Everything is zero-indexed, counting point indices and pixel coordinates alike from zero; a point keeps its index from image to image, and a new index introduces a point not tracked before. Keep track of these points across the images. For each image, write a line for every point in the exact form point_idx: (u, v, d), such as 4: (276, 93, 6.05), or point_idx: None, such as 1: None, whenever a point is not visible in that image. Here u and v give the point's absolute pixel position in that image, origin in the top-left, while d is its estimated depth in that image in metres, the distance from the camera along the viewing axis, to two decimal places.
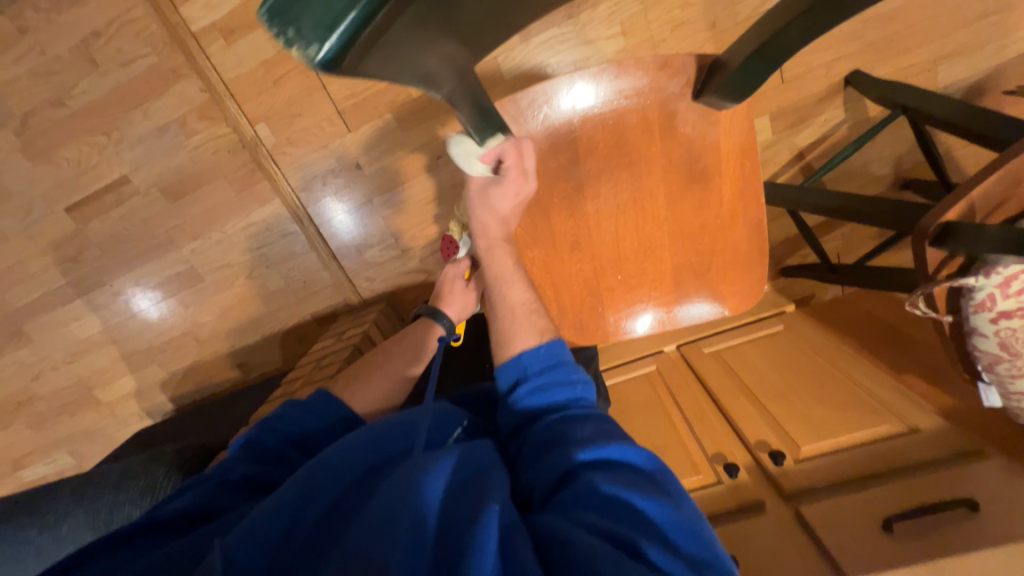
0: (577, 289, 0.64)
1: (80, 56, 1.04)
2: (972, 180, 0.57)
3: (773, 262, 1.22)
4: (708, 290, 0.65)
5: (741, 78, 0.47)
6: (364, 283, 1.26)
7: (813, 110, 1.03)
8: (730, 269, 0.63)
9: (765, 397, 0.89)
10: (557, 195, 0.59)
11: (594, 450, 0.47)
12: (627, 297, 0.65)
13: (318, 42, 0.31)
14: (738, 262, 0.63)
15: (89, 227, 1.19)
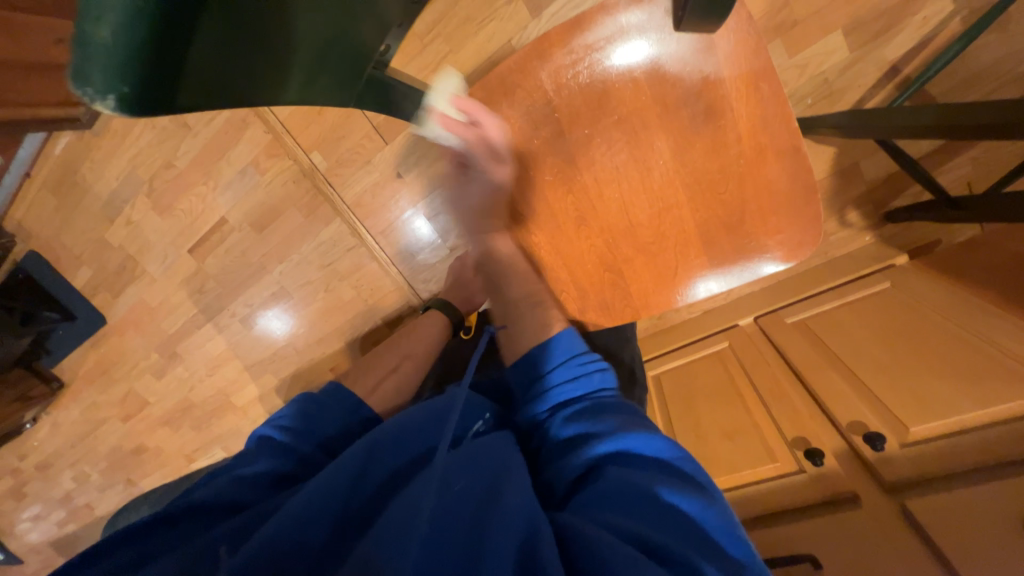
0: (595, 269, 0.60)
1: (177, 123, 1.26)
2: None
3: (873, 207, 1.00)
4: (745, 241, 0.57)
5: None
6: (422, 285, 1.33)
7: (904, 10, 0.82)
8: (767, 212, 0.56)
9: (858, 368, 0.75)
10: (550, 171, 0.57)
11: (615, 441, 0.43)
12: (651, 267, 0.60)
13: (112, 92, 0.28)
14: (775, 205, 0.55)
15: (206, 263, 1.43)
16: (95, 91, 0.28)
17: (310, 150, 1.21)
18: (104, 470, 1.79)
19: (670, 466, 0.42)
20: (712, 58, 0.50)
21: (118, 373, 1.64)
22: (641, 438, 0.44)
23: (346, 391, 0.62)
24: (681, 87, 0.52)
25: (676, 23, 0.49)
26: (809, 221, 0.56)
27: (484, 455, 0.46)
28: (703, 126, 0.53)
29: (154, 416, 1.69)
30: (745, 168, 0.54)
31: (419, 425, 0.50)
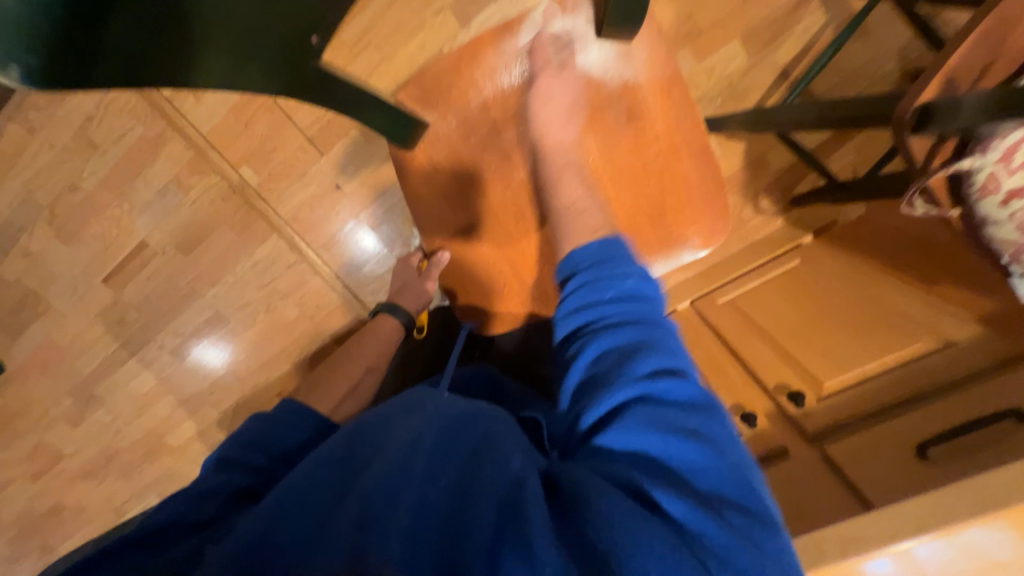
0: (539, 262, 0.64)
1: (81, 141, 1.15)
2: (949, 46, 0.49)
3: (781, 193, 1.12)
4: (668, 229, 0.63)
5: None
6: (370, 297, 1.30)
7: (787, 21, 0.94)
8: (685, 202, 0.62)
9: (779, 335, 0.84)
10: (488, 170, 0.60)
11: (640, 388, 0.40)
12: None
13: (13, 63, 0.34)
14: (690, 197, 0.61)
15: (125, 292, 1.31)
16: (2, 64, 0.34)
17: (239, 164, 1.16)
18: (12, 540, 1.56)
19: (691, 416, 0.40)
20: (627, 61, 0.55)
21: (22, 426, 1.45)
22: (667, 389, 0.41)
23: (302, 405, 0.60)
24: (604, 89, 0.56)
25: (598, 29, 0.53)
26: (722, 204, 0.62)
27: (467, 435, 0.45)
28: (624, 124, 0.58)
29: (71, 470, 1.50)
30: (664, 160, 0.60)
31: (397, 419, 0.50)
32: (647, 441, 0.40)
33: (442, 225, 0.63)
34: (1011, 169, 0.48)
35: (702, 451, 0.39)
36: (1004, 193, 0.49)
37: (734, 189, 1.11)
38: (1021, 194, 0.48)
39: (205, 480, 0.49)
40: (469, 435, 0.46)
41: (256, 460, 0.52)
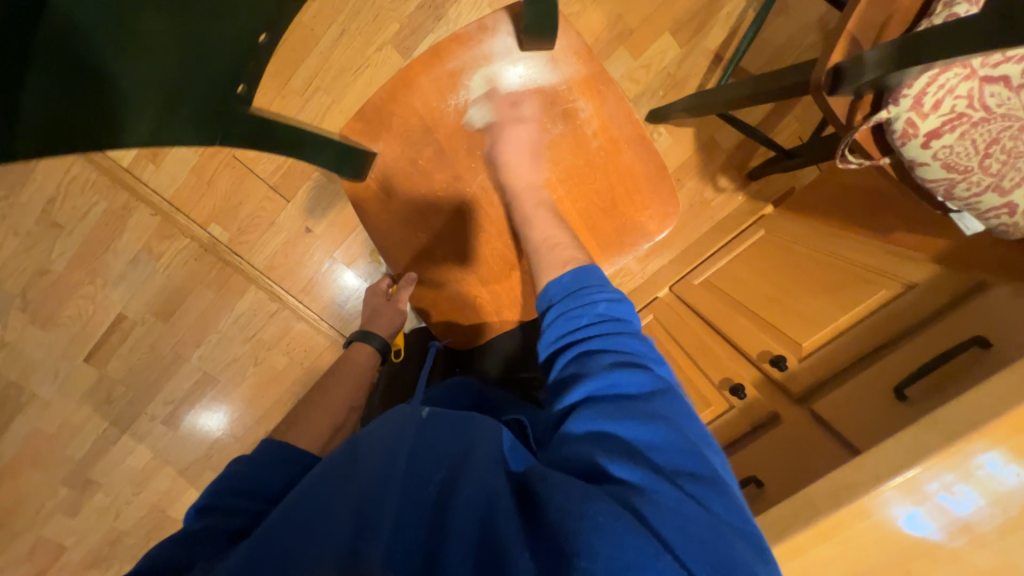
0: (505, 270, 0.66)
1: (46, 225, 1.15)
2: (846, 12, 0.53)
3: (738, 170, 1.15)
4: (626, 221, 0.66)
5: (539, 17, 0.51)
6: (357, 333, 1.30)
7: (709, 11, 1.00)
8: (635, 193, 0.64)
9: (756, 306, 0.86)
10: (442, 188, 0.62)
11: (596, 384, 0.44)
12: None
13: None
14: (639, 187, 0.64)
15: (109, 368, 1.29)
16: None
17: (208, 223, 1.16)
18: None
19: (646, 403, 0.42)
20: (556, 69, 0.58)
21: (18, 524, 1.40)
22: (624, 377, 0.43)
23: (288, 446, 0.58)
24: (540, 97, 0.59)
25: (524, 45, 0.55)
26: (667, 190, 0.65)
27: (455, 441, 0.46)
28: (564, 126, 0.61)
29: (75, 561, 1.45)
30: (607, 156, 0.62)
31: (381, 434, 0.48)
32: (608, 426, 0.42)
33: (406, 248, 0.65)
34: (925, 113, 0.51)
35: (659, 431, 0.40)
36: (921, 136, 0.52)
37: (690, 173, 1.14)
38: (938, 134, 0.52)
39: (182, 532, 0.47)
40: (451, 439, 0.46)
41: (236, 504, 0.49)
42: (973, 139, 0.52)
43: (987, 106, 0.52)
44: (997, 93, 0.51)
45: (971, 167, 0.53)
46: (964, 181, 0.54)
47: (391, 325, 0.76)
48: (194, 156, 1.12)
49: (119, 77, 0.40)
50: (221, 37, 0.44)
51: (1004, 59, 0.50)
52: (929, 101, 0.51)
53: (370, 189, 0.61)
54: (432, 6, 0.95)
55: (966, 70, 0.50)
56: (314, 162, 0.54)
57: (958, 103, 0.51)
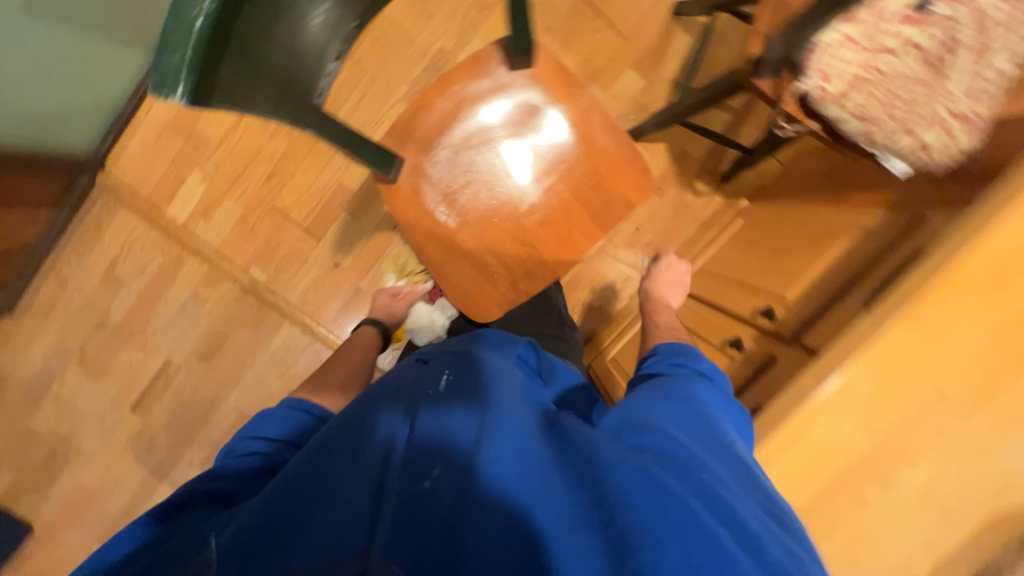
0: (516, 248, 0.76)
1: (107, 282, 1.30)
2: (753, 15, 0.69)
3: (714, 175, 1.30)
4: (611, 196, 0.76)
5: (521, 39, 0.66)
6: None
7: (663, 47, 1.20)
8: (617, 172, 0.76)
9: (745, 277, 0.96)
10: (457, 182, 0.76)
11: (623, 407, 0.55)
12: (553, 234, 0.77)
13: (180, 87, 0.49)
14: (618, 165, 0.75)
15: (153, 414, 1.37)
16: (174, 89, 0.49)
17: (248, 267, 1.31)
18: None
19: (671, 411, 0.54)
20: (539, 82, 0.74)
21: None
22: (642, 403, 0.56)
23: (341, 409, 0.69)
24: (527, 105, 0.74)
25: (511, 67, 0.72)
26: (636, 177, 0.76)
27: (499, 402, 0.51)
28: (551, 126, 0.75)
29: None
30: (587, 148, 0.75)
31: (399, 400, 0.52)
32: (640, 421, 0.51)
33: (431, 237, 0.77)
34: (831, 79, 0.65)
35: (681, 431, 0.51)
36: (833, 98, 0.65)
37: (670, 180, 1.29)
38: (846, 93, 0.65)
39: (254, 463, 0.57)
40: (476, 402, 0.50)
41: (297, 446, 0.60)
42: (875, 95, 0.65)
43: (879, 69, 0.65)
44: (886, 60, 0.65)
45: (880, 117, 0.65)
46: (878, 129, 0.66)
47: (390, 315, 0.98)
48: (238, 209, 1.29)
49: (254, 43, 0.56)
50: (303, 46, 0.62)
51: (883, 36, 0.64)
52: (832, 70, 0.64)
53: (399, 189, 0.74)
54: (435, 67, 1.16)
55: (854, 44, 0.64)
56: (362, 158, 0.65)
57: (854, 69, 0.64)
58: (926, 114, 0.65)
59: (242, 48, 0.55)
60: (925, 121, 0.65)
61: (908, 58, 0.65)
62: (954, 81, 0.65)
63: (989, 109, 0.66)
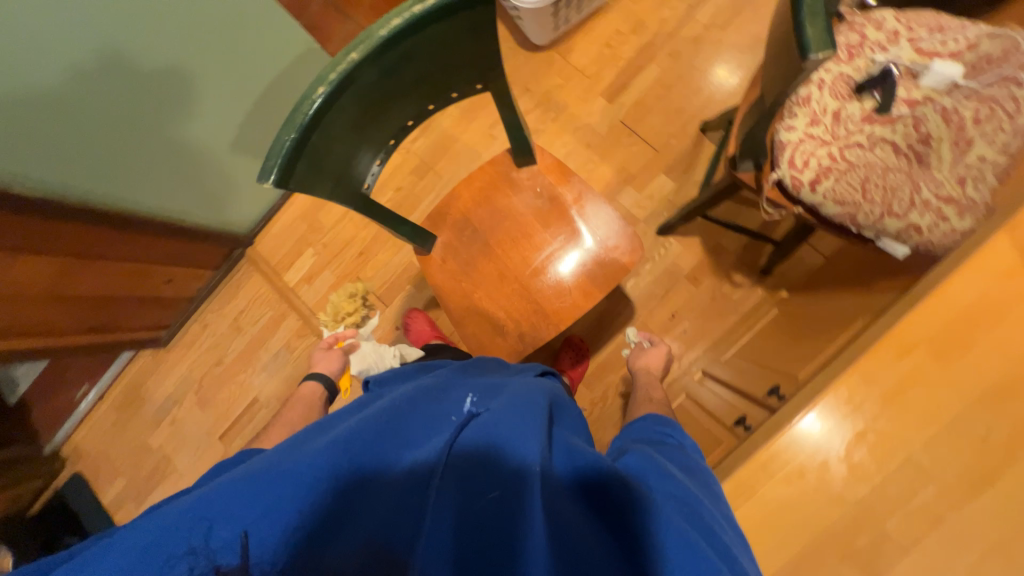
0: (521, 306, 0.86)
1: (232, 328, 1.66)
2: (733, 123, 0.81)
3: (753, 267, 1.31)
4: (608, 259, 0.84)
5: (521, 145, 0.82)
6: None
7: (693, 156, 1.36)
8: (613, 241, 0.85)
9: (769, 363, 0.93)
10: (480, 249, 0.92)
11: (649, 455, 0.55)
12: (555, 292, 0.85)
13: (268, 177, 0.54)
14: (614, 235, 0.85)
15: (233, 445, 1.60)
16: (268, 175, 0.54)
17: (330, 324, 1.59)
18: None
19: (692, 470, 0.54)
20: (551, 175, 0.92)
21: None
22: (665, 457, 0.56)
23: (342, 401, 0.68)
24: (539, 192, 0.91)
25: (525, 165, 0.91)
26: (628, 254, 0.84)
27: (517, 399, 0.54)
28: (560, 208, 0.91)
29: None
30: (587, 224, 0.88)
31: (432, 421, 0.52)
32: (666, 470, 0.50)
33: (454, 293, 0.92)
34: (800, 169, 0.72)
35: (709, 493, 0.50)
36: (807, 183, 0.71)
37: (706, 270, 1.33)
38: (818, 181, 0.71)
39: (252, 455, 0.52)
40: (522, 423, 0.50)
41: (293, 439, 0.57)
42: (849, 182, 0.70)
43: (848, 160, 0.71)
44: (854, 151, 0.71)
45: (858, 201, 0.70)
46: (856, 210, 0.70)
47: (331, 364, 1.09)
48: (333, 278, 1.62)
49: (367, 121, 0.62)
50: (424, 109, 0.69)
51: (847, 132, 0.72)
52: (800, 161, 0.72)
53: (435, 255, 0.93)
54: None
55: (819, 140, 0.72)
56: (400, 232, 0.80)
57: (822, 160, 0.71)
58: (910, 199, 0.69)
59: (344, 143, 0.61)
60: (910, 206, 0.69)
61: (882, 150, 0.71)
62: (937, 170, 0.69)
63: (981, 193, 0.68)
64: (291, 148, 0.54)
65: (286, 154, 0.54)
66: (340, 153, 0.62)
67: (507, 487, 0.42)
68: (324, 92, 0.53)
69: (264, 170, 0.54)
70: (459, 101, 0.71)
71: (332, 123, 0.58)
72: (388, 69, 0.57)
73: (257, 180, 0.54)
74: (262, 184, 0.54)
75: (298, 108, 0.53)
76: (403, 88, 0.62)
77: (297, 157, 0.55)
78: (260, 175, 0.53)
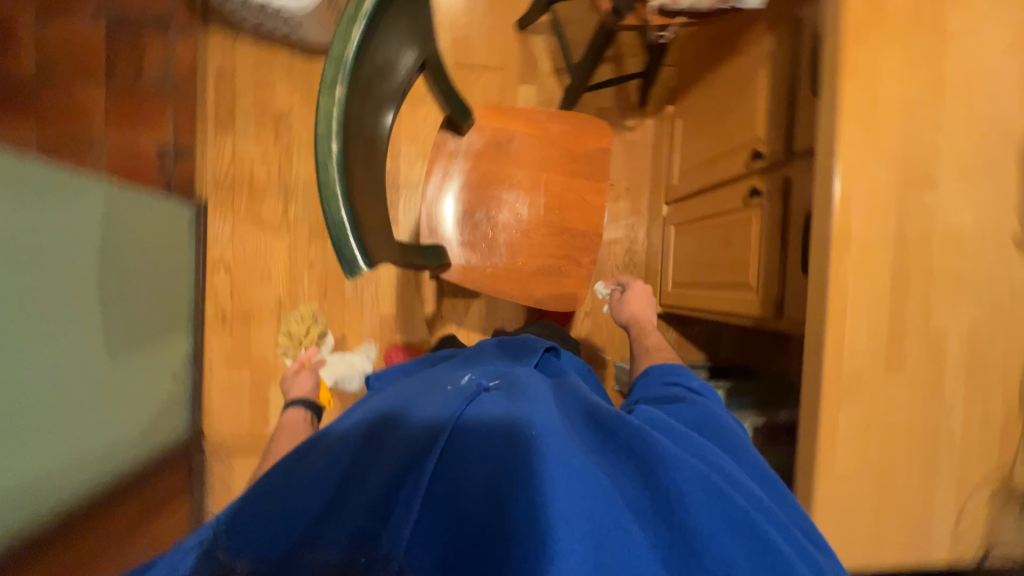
0: (557, 242, 0.90)
1: None
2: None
3: (632, 106, 1.47)
4: (590, 153, 0.90)
5: (452, 103, 0.75)
6: None
7: (530, 54, 1.42)
8: (582, 137, 0.90)
9: (719, 149, 1.11)
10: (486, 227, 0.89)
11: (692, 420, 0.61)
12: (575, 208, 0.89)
13: (354, 267, 0.47)
14: (579, 133, 0.90)
15: None
16: (351, 266, 0.47)
17: None
18: None
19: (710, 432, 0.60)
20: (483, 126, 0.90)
21: None
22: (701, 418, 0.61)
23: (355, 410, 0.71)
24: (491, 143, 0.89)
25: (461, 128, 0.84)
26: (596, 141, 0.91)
27: (549, 400, 0.56)
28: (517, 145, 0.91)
29: None
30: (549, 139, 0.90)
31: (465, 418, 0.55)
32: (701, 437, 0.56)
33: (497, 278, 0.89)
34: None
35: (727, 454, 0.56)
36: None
37: None
38: None
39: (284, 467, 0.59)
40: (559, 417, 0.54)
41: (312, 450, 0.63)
42: None
43: None
44: None
45: None
46: None
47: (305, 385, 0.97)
48: None
49: (367, 165, 0.57)
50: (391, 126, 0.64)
51: None
52: None
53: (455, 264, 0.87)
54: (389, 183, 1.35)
55: None
56: (432, 256, 0.77)
57: None
58: None
59: (369, 196, 0.56)
60: None
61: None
62: None
63: None
64: (352, 225, 0.47)
65: (352, 233, 0.47)
66: (371, 210, 0.56)
67: (545, 463, 0.47)
68: (338, 146, 0.48)
69: (345, 265, 0.47)
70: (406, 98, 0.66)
71: (355, 183, 0.52)
72: (359, 90, 0.52)
73: (346, 279, 0.47)
74: (351, 277, 0.47)
75: (328, 183, 0.47)
76: (373, 111, 0.57)
77: (361, 230, 0.48)
78: (347, 271, 0.47)
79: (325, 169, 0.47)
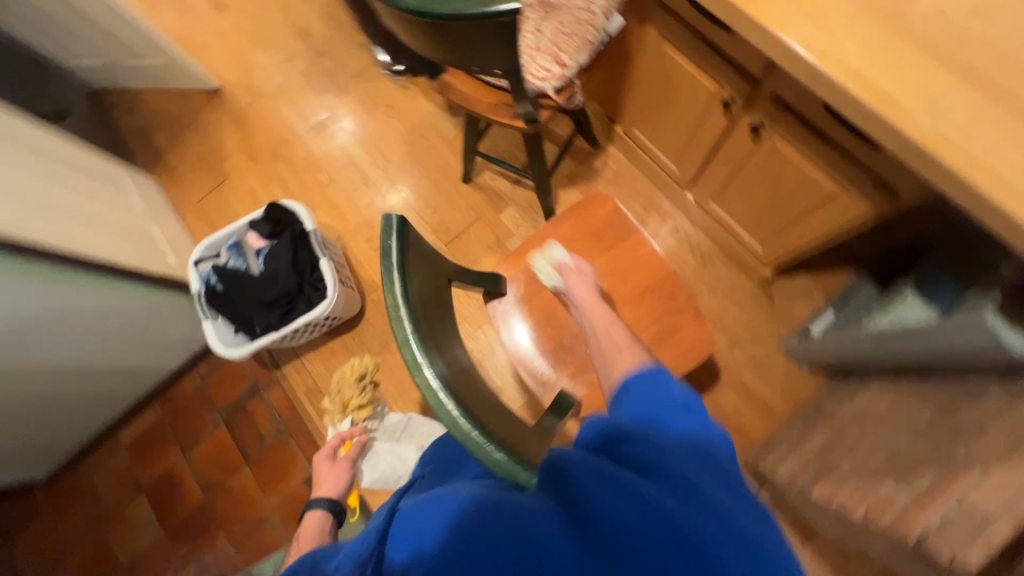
0: (647, 304, 0.87)
1: None
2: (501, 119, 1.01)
3: (589, 151, 1.55)
4: (606, 219, 0.92)
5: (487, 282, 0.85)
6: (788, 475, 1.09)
7: (490, 189, 1.59)
8: (588, 214, 0.93)
9: (690, 124, 1.11)
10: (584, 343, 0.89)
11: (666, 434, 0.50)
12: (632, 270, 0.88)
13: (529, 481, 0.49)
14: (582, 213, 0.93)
15: None
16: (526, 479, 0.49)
17: None
18: None
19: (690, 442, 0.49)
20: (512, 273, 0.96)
21: None
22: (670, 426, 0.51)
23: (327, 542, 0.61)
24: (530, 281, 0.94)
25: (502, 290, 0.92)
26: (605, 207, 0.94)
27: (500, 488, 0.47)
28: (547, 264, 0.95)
29: None
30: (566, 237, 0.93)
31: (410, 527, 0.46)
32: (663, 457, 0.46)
33: None
34: (554, 73, 0.94)
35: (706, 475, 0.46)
36: (559, 70, 0.94)
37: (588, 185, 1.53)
38: (562, 61, 0.94)
39: None
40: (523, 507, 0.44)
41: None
42: (564, 40, 0.94)
43: (545, 40, 0.95)
44: (540, 38, 0.95)
45: (579, 36, 0.94)
46: (586, 38, 0.95)
47: (336, 484, 1.08)
48: None
49: (473, 388, 0.62)
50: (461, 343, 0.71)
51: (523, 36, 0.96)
52: (546, 72, 0.94)
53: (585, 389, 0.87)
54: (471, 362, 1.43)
55: (530, 56, 0.95)
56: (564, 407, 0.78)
57: (545, 56, 0.95)
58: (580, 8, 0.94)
59: (489, 412, 0.60)
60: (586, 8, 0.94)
61: (539, 19, 0.95)
62: None
63: None
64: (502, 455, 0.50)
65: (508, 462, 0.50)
66: (499, 422, 0.60)
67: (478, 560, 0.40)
68: (451, 403, 0.51)
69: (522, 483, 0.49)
70: (455, 311, 0.74)
71: (481, 415, 0.56)
72: (432, 342, 0.58)
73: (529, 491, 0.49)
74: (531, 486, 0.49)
75: (465, 438, 0.50)
76: (450, 346, 0.64)
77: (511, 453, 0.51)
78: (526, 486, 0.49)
79: (454, 426, 0.51)
